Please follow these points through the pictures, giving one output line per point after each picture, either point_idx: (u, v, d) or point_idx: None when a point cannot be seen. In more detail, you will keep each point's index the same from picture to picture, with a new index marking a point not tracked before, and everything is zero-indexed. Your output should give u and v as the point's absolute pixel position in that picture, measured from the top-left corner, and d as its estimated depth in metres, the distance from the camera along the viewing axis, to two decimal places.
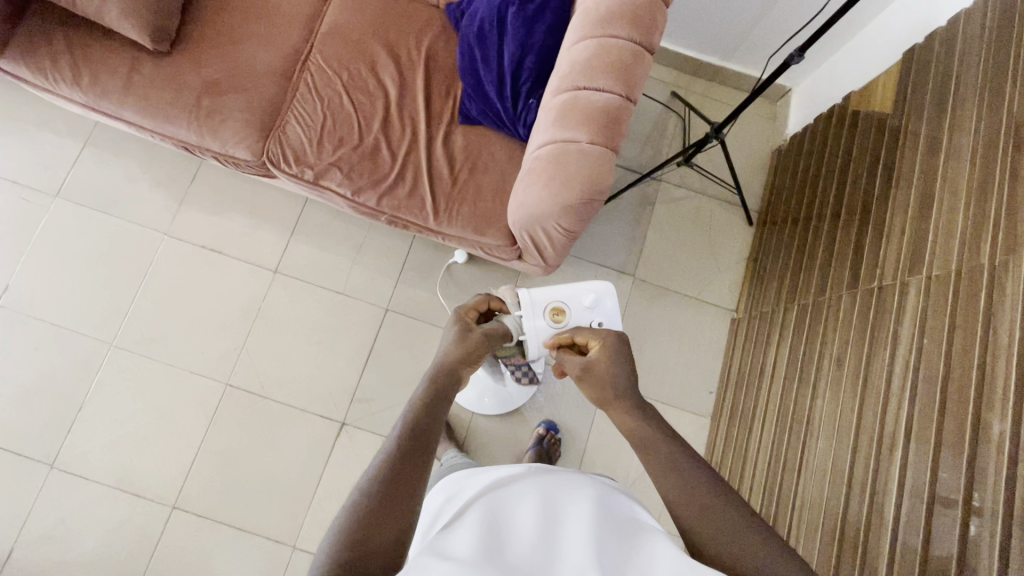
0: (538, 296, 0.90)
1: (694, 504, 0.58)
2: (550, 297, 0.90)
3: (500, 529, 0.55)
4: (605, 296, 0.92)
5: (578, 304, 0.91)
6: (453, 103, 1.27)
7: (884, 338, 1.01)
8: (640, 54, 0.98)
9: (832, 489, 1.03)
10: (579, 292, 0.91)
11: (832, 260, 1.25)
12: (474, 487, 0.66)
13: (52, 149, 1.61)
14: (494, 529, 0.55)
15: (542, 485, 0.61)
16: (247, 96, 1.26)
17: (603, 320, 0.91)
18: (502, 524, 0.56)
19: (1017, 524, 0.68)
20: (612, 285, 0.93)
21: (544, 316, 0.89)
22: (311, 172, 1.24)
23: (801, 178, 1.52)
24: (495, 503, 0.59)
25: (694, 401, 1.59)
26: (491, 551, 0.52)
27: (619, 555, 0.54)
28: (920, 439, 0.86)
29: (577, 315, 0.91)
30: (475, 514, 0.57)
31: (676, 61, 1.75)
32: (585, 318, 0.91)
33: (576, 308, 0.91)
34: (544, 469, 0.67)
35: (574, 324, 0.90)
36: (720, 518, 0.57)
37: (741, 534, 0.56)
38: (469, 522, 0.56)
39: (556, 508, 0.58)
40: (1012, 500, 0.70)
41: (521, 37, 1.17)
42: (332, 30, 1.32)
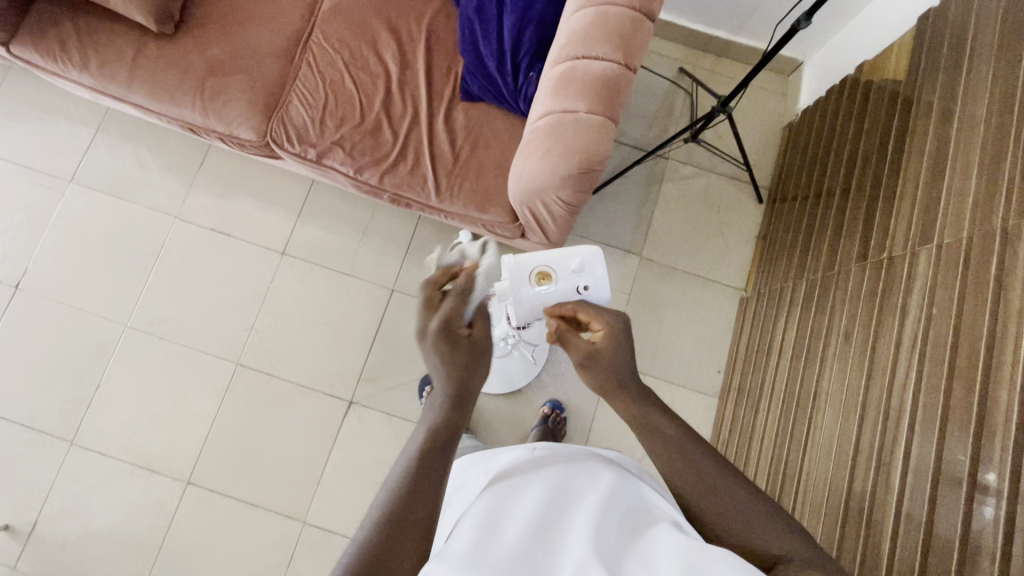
0: (523, 261, 0.90)
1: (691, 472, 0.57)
2: (535, 261, 0.90)
3: (504, 525, 0.53)
4: (590, 262, 0.89)
5: (564, 269, 0.89)
6: (454, 80, 1.27)
7: (892, 310, 0.98)
8: (640, 21, 0.96)
9: (838, 465, 1.01)
10: (564, 256, 0.89)
11: (841, 235, 1.22)
12: (479, 474, 0.64)
13: (66, 135, 1.64)
14: (498, 526, 0.53)
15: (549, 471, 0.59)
16: (250, 76, 1.27)
17: (590, 285, 0.89)
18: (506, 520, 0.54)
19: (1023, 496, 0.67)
20: (601, 251, 0.90)
21: (528, 281, 0.89)
22: (313, 151, 1.24)
23: (812, 153, 1.49)
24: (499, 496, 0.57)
25: (700, 381, 1.58)
26: (494, 551, 0.50)
27: (626, 542, 0.52)
28: (926, 412, 0.84)
29: (568, 280, 0.90)
30: (478, 510, 0.55)
31: (683, 36, 1.71)
32: (570, 283, 0.89)
33: (562, 272, 0.89)
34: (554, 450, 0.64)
35: (559, 290, 0.89)
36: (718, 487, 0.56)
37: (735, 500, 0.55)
38: (472, 518, 0.54)
39: (563, 498, 0.56)
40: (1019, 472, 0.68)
41: (520, 11, 1.16)
42: (333, 9, 1.32)
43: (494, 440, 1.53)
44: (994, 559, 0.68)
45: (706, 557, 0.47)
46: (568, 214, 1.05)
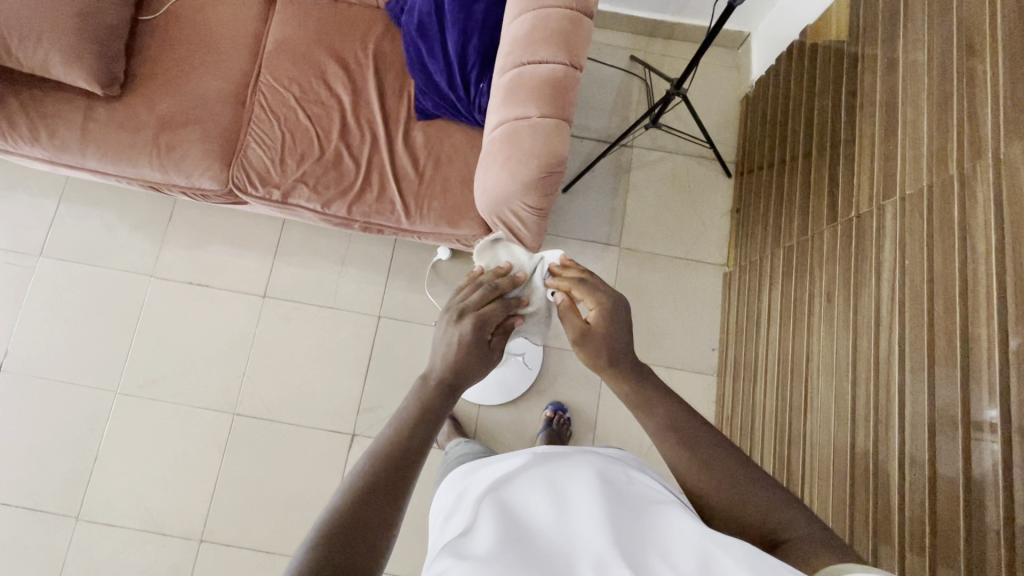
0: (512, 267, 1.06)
1: (693, 461, 0.54)
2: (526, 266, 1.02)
3: (511, 516, 0.50)
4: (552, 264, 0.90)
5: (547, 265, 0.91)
6: (408, 101, 1.27)
7: (868, 265, 0.99)
8: (579, 18, 0.97)
9: (838, 426, 1.02)
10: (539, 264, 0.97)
11: (810, 198, 1.24)
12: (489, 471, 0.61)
13: (29, 210, 1.62)
14: (512, 518, 0.50)
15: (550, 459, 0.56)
16: (204, 126, 1.26)
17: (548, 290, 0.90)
18: (520, 513, 0.50)
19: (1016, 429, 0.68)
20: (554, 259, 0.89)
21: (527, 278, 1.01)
22: (278, 192, 1.24)
23: (771, 121, 1.50)
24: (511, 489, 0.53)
25: (697, 360, 1.59)
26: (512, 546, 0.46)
27: (645, 533, 0.48)
28: (914, 359, 0.86)
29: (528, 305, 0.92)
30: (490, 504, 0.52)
31: (629, 24, 1.72)
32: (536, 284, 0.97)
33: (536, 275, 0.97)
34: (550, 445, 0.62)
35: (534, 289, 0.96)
36: (723, 471, 0.53)
37: (741, 481, 0.52)
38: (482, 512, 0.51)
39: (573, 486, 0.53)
40: (1008, 405, 0.70)
41: (460, 23, 1.15)
42: (276, 47, 1.31)
43: (501, 450, 1.52)
44: (998, 494, 0.69)
45: (727, 547, 0.43)
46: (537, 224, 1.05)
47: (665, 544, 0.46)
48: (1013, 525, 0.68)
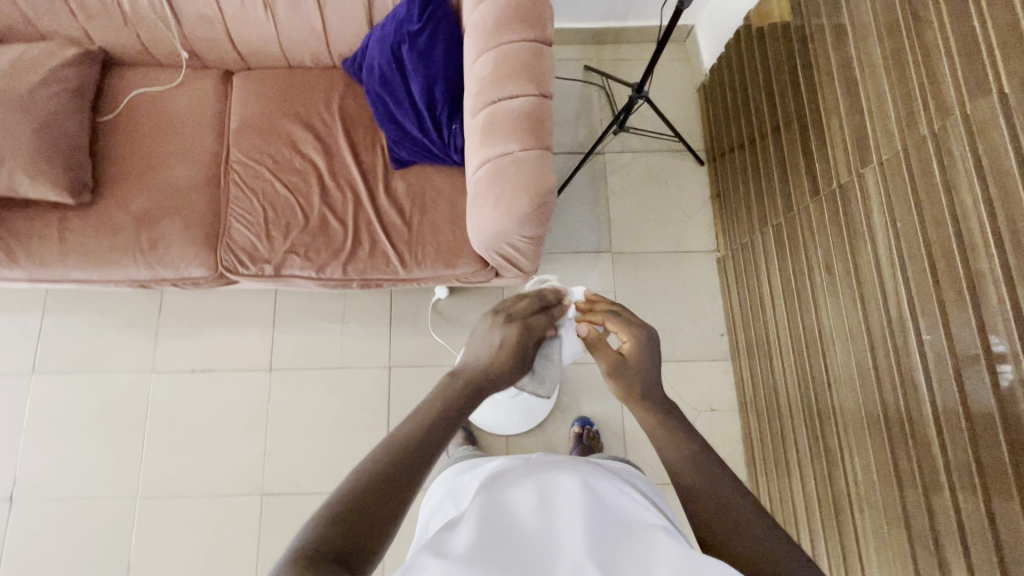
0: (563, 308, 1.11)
1: None
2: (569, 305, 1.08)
3: (495, 520, 0.56)
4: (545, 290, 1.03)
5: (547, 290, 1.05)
6: (382, 153, 1.27)
7: (860, 231, 1.03)
8: (540, 49, 0.99)
9: (865, 390, 1.04)
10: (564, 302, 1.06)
11: (787, 173, 1.28)
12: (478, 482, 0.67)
13: (14, 329, 1.58)
14: (494, 522, 0.55)
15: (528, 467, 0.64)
16: (183, 215, 1.24)
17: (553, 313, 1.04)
18: (503, 519, 0.56)
19: None
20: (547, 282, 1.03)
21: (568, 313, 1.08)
22: (270, 267, 1.22)
23: (732, 105, 1.54)
24: (496, 496, 0.59)
25: (708, 348, 1.60)
26: (490, 547, 0.52)
27: (617, 549, 0.53)
28: (926, 313, 0.88)
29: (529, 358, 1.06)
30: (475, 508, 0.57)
31: (578, 36, 1.76)
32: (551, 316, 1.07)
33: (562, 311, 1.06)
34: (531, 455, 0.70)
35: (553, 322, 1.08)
36: None
37: None
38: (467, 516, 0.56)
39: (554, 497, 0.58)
40: None
41: (422, 71, 1.16)
42: (240, 122, 1.30)
43: None
44: None
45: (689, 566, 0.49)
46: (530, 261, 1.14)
47: (633, 563, 0.51)
48: None
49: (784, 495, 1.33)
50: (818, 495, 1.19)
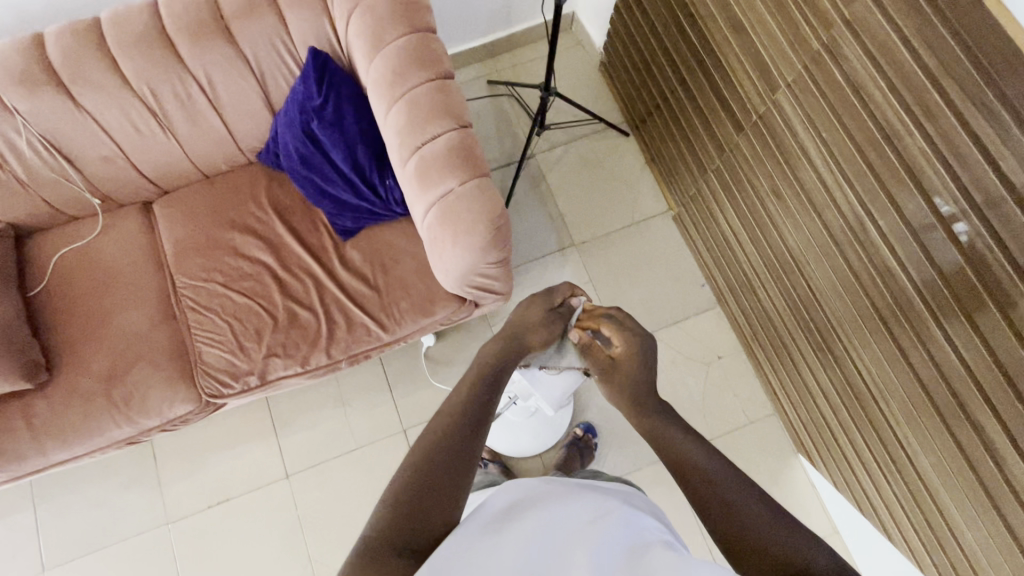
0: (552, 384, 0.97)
1: None
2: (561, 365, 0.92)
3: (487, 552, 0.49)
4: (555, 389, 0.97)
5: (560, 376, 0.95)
6: (326, 229, 1.26)
7: (793, 149, 1.08)
8: (446, 86, 1.03)
9: (848, 292, 1.07)
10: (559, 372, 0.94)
11: (709, 118, 1.34)
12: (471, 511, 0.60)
13: (9, 533, 1.48)
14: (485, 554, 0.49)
15: (525, 510, 0.56)
16: (150, 358, 1.20)
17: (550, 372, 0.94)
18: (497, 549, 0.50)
19: (988, 212, 0.77)
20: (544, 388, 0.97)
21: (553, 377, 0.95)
22: (254, 377, 1.19)
23: (637, 73, 1.60)
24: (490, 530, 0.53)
25: (695, 301, 1.64)
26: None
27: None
28: (877, 203, 0.94)
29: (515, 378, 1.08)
30: (467, 543, 0.51)
31: (473, 56, 1.79)
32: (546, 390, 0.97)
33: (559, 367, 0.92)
34: (536, 492, 0.59)
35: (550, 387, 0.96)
36: None
37: None
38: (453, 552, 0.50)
39: (554, 527, 0.52)
40: (970, 195, 0.79)
41: (339, 140, 1.15)
42: (176, 248, 1.27)
43: None
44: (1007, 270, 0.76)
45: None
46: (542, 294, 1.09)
47: None
48: None
49: (811, 413, 1.36)
50: (840, 403, 1.23)
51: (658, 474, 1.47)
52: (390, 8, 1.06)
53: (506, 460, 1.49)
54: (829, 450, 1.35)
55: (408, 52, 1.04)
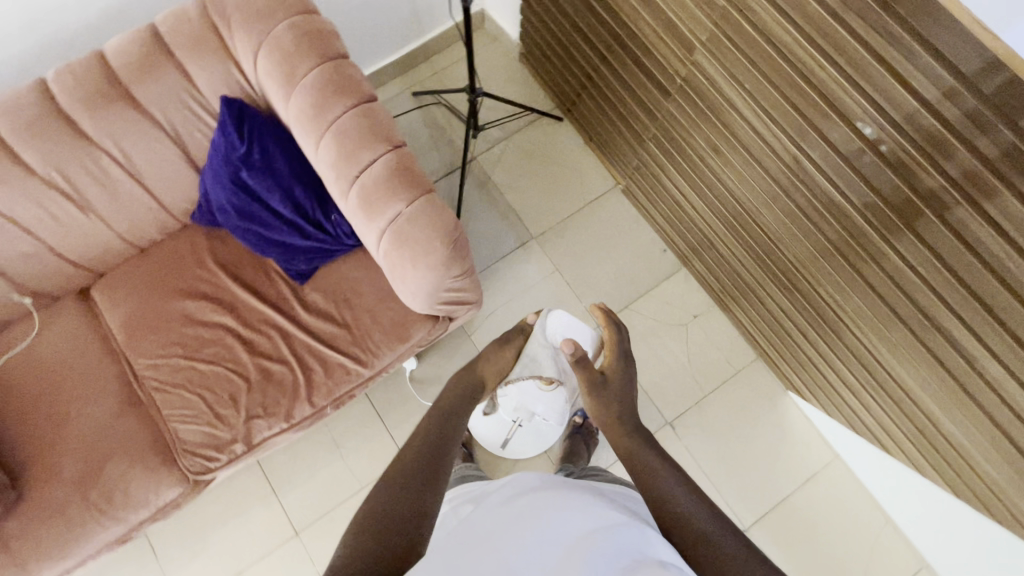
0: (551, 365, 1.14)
1: None
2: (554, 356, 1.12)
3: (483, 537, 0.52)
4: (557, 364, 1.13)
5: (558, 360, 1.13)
6: (280, 277, 1.22)
7: (721, 104, 1.11)
8: (370, 109, 1.01)
9: (801, 229, 1.11)
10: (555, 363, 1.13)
11: (635, 88, 1.36)
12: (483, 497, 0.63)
13: None
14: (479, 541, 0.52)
15: (529, 498, 0.58)
16: (123, 451, 1.13)
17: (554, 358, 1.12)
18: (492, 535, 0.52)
19: (908, 129, 0.81)
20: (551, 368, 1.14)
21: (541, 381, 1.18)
22: (239, 444, 1.14)
23: (557, 58, 1.61)
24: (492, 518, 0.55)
25: (661, 267, 1.66)
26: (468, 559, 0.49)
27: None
28: (808, 140, 0.97)
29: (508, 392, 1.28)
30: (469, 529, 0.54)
31: (392, 71, 1.76)
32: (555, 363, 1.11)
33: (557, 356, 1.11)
34: (542, 491, 0.58)
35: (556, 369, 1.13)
36: None
37: None
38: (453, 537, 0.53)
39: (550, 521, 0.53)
40: (890, 116, 0.82)
41: (274, 184, 1.11)
42: (125, 330, 1.20)
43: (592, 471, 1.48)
44: (937, 178, 0.81)
45: None
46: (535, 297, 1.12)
47: None
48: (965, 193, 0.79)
49: (791, 350, 1.41)
50: (815, 335, 1.28)
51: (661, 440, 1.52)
52: (295, 40, 1.02)
53: (514, 465, 1.48)
54: (814, 381, 1.40)
55: (324, 82, 1.01)
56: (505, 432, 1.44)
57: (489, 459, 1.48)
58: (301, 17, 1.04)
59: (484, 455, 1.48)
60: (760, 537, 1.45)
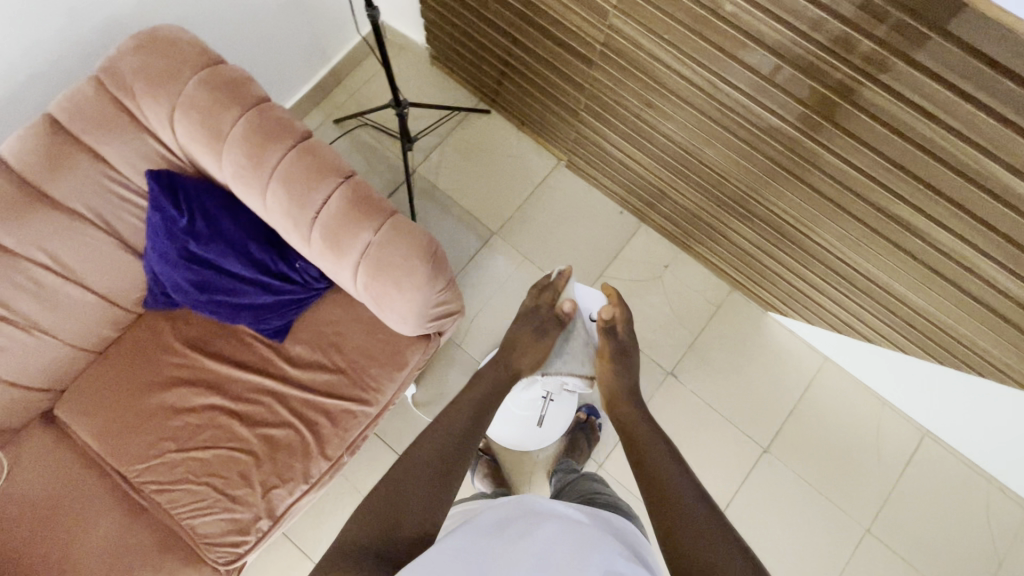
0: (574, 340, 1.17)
1: None
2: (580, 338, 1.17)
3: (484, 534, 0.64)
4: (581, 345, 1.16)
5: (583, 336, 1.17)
6: (257, 340, 1.16)
7: (644, 59, 1.14)
8: (310, 147, 0.98)
9: (746, 159, 1.16)
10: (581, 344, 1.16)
11: (555, 63, 1.37)
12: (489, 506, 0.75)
13: None
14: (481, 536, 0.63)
15: (525, 511, 0.69)
16: (141, 564, 1.05)
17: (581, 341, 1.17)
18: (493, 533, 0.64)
19: (824, 41, 0.86)
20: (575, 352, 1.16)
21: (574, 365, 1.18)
22: (263, 519, 1.08)
23: (470, 51, 1.60)
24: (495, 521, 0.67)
25: (624, 229, 1.70)
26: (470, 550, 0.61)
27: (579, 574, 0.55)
28: (735, 74, 1.01)
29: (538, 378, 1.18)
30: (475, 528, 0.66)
31: (307, 103, 1.70)
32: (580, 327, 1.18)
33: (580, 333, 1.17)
34: (537, 511, 0.69)
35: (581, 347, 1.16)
36: None
37: None
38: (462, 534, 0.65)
39: (538, 527, 0.64)
40: (804, 34, 0.87)
41: (226, 247, 1.06)
42: (105, 440, 1.11)
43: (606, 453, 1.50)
44: (860, 80, 0.86)
45: None
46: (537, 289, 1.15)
47: None
48: (887, 88, 0.85)
49: (761, 274, 1.48)
50: (782, 254, 1.35)
51: (667, 390, 1.58)
52: (209, 96, 0.97)
53: (538, 457, 1.49)
54: (788, 295, 1.48)
55: (254, 132, 0.96)
56: (539, 409, 1.38)
57: (513, 458, 1.48)
58: (208, 69, 0.99)
59: (508, 456, 1.49)
60: (736, 517, 1.49)
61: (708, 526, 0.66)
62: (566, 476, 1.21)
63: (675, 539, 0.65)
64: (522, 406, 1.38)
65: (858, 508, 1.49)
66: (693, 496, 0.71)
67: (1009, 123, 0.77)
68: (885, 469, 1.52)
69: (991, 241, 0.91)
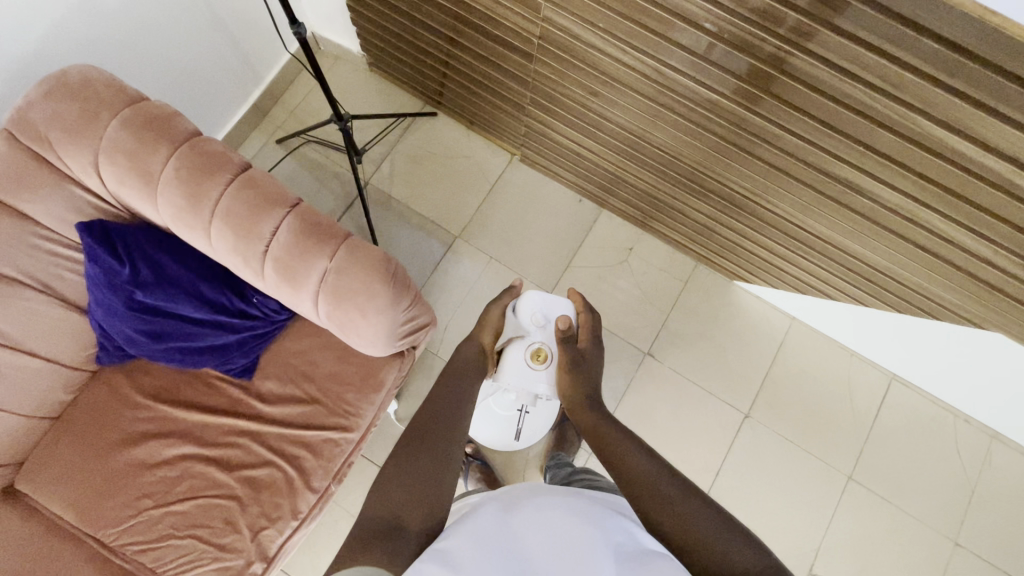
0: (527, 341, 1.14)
1: None
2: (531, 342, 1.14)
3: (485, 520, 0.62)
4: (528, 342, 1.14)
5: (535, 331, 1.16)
6: (225, 380, 1.12)
7: (582, 48, 1.13)
8: (250, 178, 0.94)
9: (693, 137, 1.17)
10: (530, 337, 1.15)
11: (494, 58, 1.35)
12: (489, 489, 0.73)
13: None
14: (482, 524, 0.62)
15: (523, 491, 0.67)
16: None
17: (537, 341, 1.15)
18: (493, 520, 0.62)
19: (755, 18, 0.86)
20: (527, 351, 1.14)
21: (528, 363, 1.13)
22: (254, 561, 1.05)
23: (406, 54, 1.56)
24: (495, 504, 0.65)
25: (585, 216, 1.70)
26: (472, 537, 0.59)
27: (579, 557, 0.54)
28: (673, 56, 1.01)
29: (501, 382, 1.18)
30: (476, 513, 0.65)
31: (246, 126, 1.64)
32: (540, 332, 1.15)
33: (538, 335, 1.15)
34: (537, 492, 0.67)
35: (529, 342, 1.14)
36: None
37: None
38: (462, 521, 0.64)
39: (537, 508, 0.62)
40: (735, 12, 0.88)
41: (174, 292, 1.01)
42: (76, 505, 1.06)
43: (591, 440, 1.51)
44: (793, 52, 0.87)
45: None
46: (484, 312, 1.18)
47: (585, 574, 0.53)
48: (819, 57, 0.86)
49: (723, 245, 1.51)
50: (740, 225, 1.37)
51: (646, 369, 1.60)
52: (134, 136, 0.92)
53: (527, 454, 1.49)
54: (752, 263, 1.51)
55: (187, 170, 0.92)
56: (515, 422, 1.38)
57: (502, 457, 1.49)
58: (128, 109, 0.93)
59: (498, 457, 1.49)
60: (725, 491, 1.53)
61: (692, 504, 0.68)
62: (556, 472, 1.21)
63: (663, 524, 0.66)
64: (500, 408, 1.37)
65: (838, 456, 1.56)
66: (674, 478, 0.72)
67: (934, 80, 0.79)
68: (859, 416, 1.58)
69: (930, 192, 0.95)
